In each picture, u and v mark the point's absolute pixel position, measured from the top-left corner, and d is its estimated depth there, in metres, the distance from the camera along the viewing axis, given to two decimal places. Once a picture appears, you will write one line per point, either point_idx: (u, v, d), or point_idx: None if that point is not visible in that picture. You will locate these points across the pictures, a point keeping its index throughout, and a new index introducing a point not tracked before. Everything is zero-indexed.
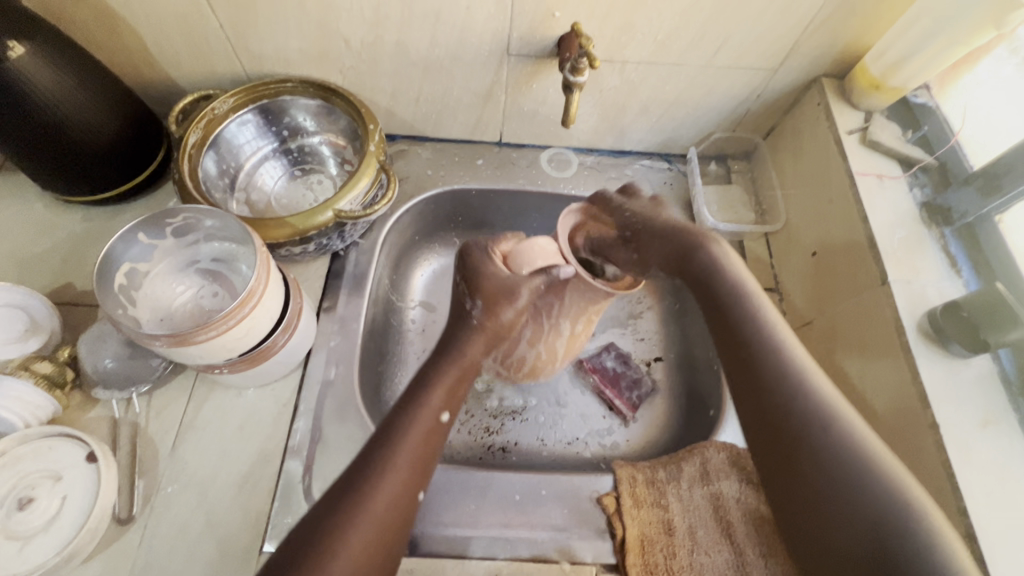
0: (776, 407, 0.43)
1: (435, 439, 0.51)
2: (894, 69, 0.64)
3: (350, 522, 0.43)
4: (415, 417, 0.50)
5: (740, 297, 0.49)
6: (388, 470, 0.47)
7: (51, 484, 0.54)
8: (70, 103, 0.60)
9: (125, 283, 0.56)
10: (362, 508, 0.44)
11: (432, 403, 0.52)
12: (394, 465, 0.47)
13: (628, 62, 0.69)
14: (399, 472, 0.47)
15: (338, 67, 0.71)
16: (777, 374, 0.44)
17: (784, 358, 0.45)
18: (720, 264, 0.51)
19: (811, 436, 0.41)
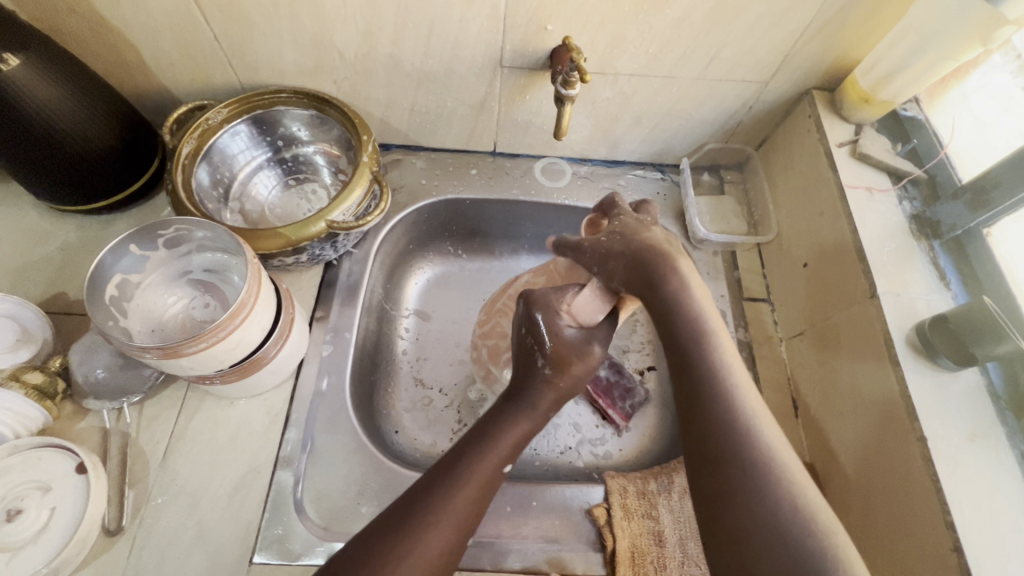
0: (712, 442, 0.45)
1: (491, 489, 0.51)
2: (883, 82, 0.64)
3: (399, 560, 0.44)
4: (477, 466, 0.50)
5: (698, 334, 0.49)
6: (438, 519, 0.47)
7: (40, 495, 0.54)
8: (65, 113, 0.60)
9: (117, 295, 0.56)
10: (406, 556, 0.44)
11: (499, 453, 0.51)
12: (445, 513, 0.47)
13: (620, 73, 0.69)
14: (450, 524, 0.47)
15: (332, 78, 0.72)
16: (723, 418, 0.45)
17: (728, 390, 0.46)
18: (682, 296, 0.50)
19: (740, 469, 0.43)
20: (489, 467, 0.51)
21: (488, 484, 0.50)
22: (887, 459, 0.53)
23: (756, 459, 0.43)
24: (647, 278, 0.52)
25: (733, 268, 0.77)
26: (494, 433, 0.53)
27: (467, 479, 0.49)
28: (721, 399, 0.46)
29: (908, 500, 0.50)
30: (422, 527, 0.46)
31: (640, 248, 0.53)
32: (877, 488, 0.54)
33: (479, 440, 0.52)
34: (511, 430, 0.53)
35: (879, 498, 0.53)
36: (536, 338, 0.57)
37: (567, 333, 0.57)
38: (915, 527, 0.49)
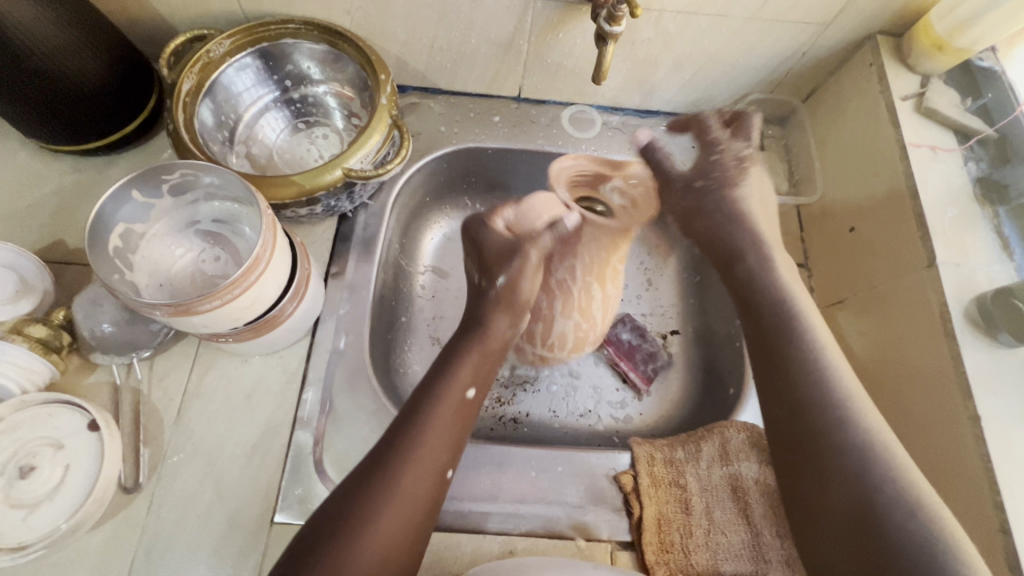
0: (785, 376, 0.51)
1: (464, 415, 0.54)
2: (962, 28, 0.57)
3: (383, 504, 0.45)
4: (443, 396, 0.53)
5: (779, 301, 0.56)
6: (415, 451, 0.49)
7: (52, 452, 0.52)
8: (33, 28, 0.53)
9: (121, 247, 0.52)
10: (388, 493, 0.46)
11: (462, 377, 0.55)
12: (423, 443, 0.49)
13: (666, 10, 0.62)
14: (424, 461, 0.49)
15: (345, 8, 0.64)
16: (818, 393, 0.49)
17: (818, 363, 0.51)
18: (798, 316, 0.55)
19: (828, 434, 0.47)
20: (456, 391, 0.54)
21: (455, 413, 0.53)
22: (933, 434, 0.51)
23: (835, 420, 0.47)
24: (728, 254, 0.63)
25: None
26: (456, 360, 0.57)
27: (435, 409, 0.52)
28: (809, 361, 0.51)
29: (951, 474, 0.49)
30: (381, 503, 0.45)
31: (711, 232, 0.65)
32: (917, 464, 0.52)
33: (442, 373, 0.55)
34: (468, 357, 0.57)
35: (920, 477, 0.52)
36: (478, 249, 0.63)
37: (499, 237, 0.62)
38: (959, 507, 0.48)
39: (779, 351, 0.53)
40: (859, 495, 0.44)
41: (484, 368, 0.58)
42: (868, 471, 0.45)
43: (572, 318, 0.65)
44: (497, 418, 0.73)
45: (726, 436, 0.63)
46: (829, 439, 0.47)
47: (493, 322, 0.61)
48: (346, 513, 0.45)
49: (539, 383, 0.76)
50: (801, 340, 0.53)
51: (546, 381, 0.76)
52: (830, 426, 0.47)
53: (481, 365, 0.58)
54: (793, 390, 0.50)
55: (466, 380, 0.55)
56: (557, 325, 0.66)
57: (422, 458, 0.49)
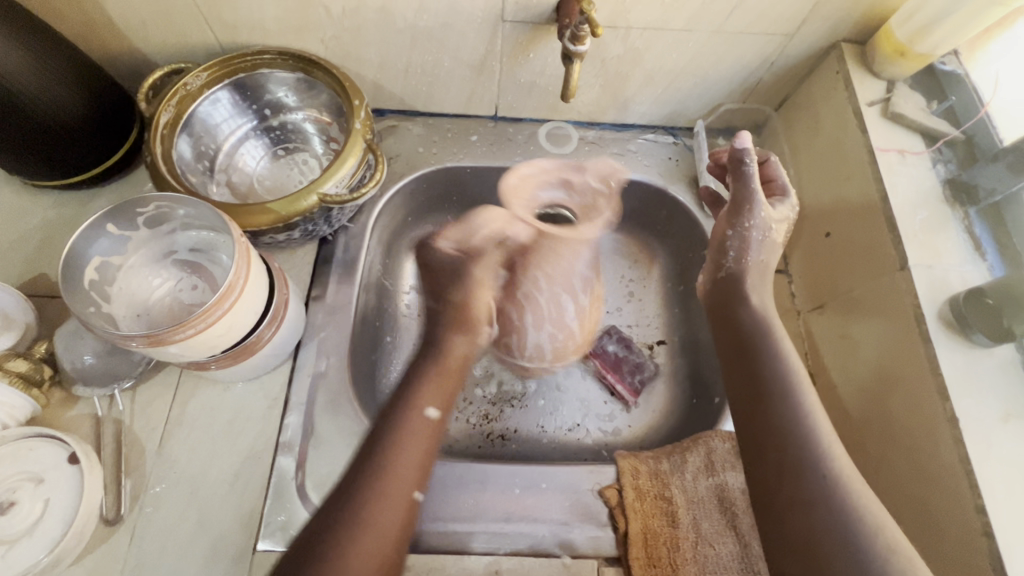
0: (776, 417, 0.51)
1: (429, 438, 0.53)
2: (922, 34, 0.58)
3: (355, 531, 0.45)
4: (405, 420, 0.53)
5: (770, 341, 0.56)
6: (384, 480, 0.49)
7: (33, 487, 0.52)
8: (18, 74, 0.55)
9: (97, 279, 0.53)
10: (363, 518, 0.46)
11: (420, 403, 0.55)
12: (390, 472, 0.49)
13: (633, 27, 0.63)
14: (396, 486, 0.49)
15: (319, 37, 0.66)
16: (786, 414, 0.51)
17: (790, 386, 0.53)
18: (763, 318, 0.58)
19: (796, 457, 0.49)
20: (417, 416, 0.54)
21: (427, 436, 0.53)
22: (913, 439, 0.51)
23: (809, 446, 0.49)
24: (733, 295, 0.61)
25: None
26: (416, 384, 0.57)
27: (397, 437, 0.51)
28: (785, 399, 0.52)
29: (934, 477, 0.49)
30: (351, 523, 0.45)
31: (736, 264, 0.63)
32: (900, 468, 0.52)
33: (400, 400, 0.55)
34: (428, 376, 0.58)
35: (904, 481, 0.51)
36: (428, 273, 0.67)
37: (448, 257, 0.67)
38: (943, 510, 0.48)
39: (770, 400, 0.52)
40: (832, 534, 0.45)
41: (449, 390, 0.58)
42: (835, 503, 0.46)
43: (543, 330, 0.72)
44: (484, 435, 0.73)
45: (712, 446, 0.63)
46: (804, 477, 0.48)
47: (451, 341, 0.62)
48: (323, 532, 0.45)
49: (526, 398, 0.76)
50: (772, 356, 0.55)
51: (533, 396, 0.76)
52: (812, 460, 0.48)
53: (444, 386, 0.58)
54: (776, 433, 0.50)
55: (427, 402, 0.55)
56: (528, 336, 0.72)
57: (393, 486, 0.49)
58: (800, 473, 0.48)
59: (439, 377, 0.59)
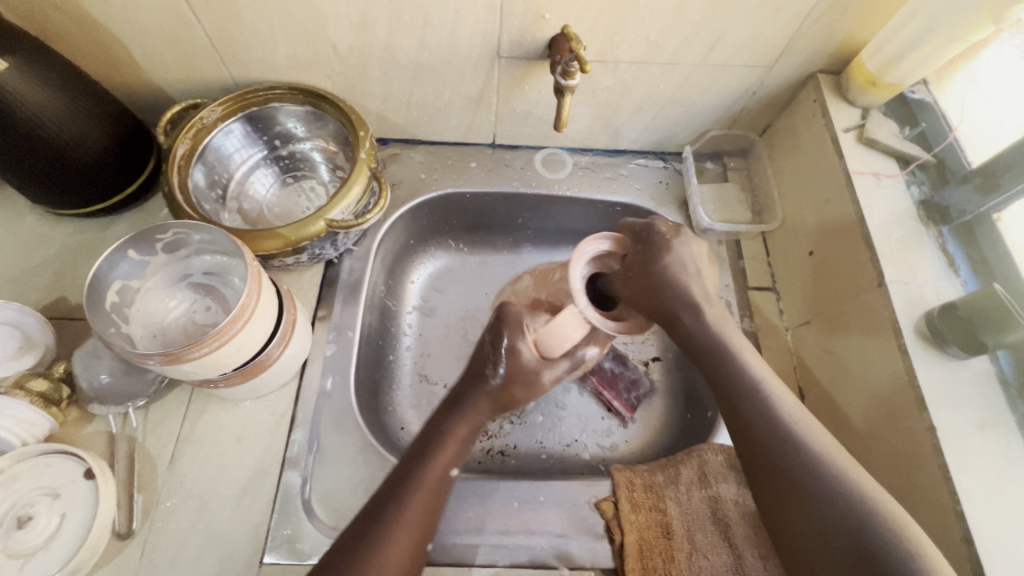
0: (771, 456, 0.50)
1: (443, 493, 0.54)
2: (891, 65, 0.62)
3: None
4: (425, 470, 0.53)
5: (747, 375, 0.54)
6: (396, 529, 0.49)
7: (50, 501, 0.54)
8: (40, 107, 0.58)
9: (117, 301, 0.56)
10: (368, 568, 0.47)
11: (443, 458, 0.54)
12: (403, 520, 0.50)
13: (621, 61, 0.68)
14: (402, 540, 0.49)
15: (327, 73, 0.70)
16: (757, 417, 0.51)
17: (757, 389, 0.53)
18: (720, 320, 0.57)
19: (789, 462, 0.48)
20: (437, 471, 0.53)
21: (437, 489, 0.53)
22: (896, 448, 0.53)
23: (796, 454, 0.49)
24: (669, 310, 0.57)
25: (738, 257, 0.76)
26: (439, 435, 0.55)
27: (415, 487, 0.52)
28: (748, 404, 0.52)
29: (916, 486, 0.51)
30: (356, 575, 0.47)
31: (663, 278, 0.57)
32: (886, 478, 0.54)
33: (421, 449, 0.54)
34: (456, 431, 0.56)
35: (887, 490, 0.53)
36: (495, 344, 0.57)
37: (526, 355, 0.56)
38: (924, 518, 0.50)
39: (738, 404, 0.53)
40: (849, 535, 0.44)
41: (470, 440, 0.57)
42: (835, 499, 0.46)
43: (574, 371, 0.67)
44: (484, 451, 0.75)
45: (704, 458, 0.64)
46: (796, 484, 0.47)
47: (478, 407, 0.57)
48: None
49: (525, 415, 0.78)
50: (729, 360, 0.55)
51: (532, 413, 0.78)
52: (816, 492, 0.46)
53: (467, 438, 0.56)
54: (754, 440, 0.51)
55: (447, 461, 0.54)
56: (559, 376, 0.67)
57: (398, 539, 0.49)
58: (803, 509, 0.47)
59: (467, 431, 0.57)
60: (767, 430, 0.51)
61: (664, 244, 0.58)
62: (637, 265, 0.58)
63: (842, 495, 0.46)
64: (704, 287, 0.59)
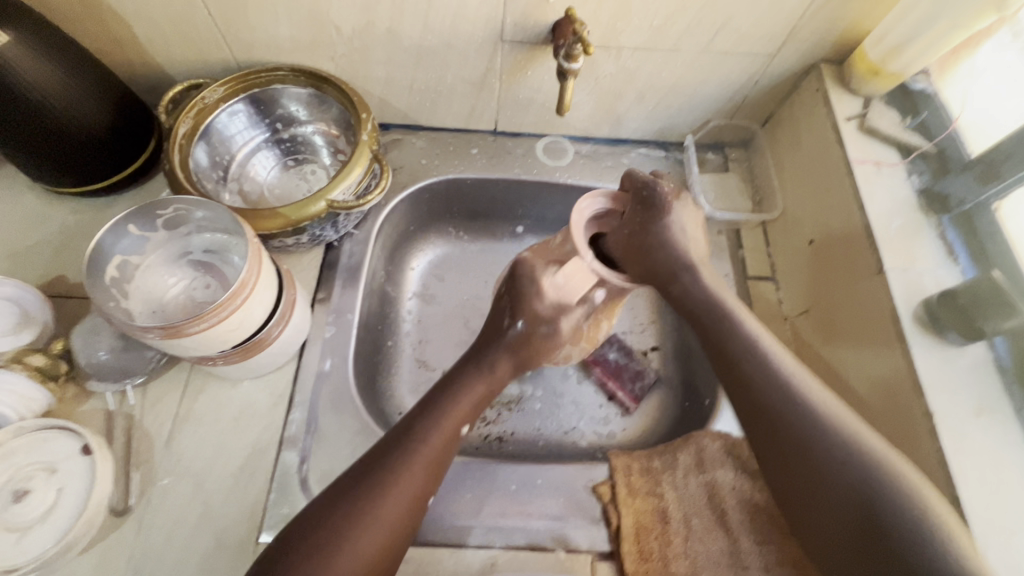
0: (777, 421, 0.49)
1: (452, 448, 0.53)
2: (894, 53, 0.62)
3: (362, 516, 0.46)
4: (440, 421, 0.52)
5: (751, 347, 0.53)
6: (404, 472, 0.49)
7: (47, 476, 0.54)
8: (38, 79, 0.58)
9: (117, 276, 0.56)
10: (374, 506, 0.46)
11: (457, 411, 0.54)
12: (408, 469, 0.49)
13: (624, 47, 0.68)
14: (407, 485, 0.48)
15: (330, 55, 0.70)
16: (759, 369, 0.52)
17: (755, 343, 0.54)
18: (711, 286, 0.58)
19: (787, 414, 0.49)
20: (450, 424, 0.53)
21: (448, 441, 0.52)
22: (893, 434, 0.53)
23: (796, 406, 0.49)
24: (666, 271, 0.59)
25: (738, 246, 0.76)
26: (453, 390, 0.55)
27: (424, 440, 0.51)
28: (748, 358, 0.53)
29: None
30: (366, 510, 0.46)
31: (659, 235, 0.60)
32: None
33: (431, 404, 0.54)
34: (475, 387, 0.56)
35: None
36: (513, 302, 0.59)
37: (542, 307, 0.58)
38: None
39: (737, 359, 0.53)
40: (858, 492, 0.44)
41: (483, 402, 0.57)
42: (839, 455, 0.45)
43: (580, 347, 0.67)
44: (481, 437, 0.75)
45: (702, 445, 0.65)
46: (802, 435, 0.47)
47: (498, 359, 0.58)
48: (335, 508, 0.46)
49: (523, 402, 0.78)
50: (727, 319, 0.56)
51: (530, 400, 0.78)
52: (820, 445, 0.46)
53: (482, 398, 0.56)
54: (754, 391, 0.51)
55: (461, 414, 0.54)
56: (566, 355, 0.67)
57: (401, 482, 0.48)
58: (808, 464, 0.46)
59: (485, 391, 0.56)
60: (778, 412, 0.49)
61: (664, 201, 0.60)
62: (636, 224, 0.61)
63: (848, 453, 0.45)
64: (699, 251, 0.61)
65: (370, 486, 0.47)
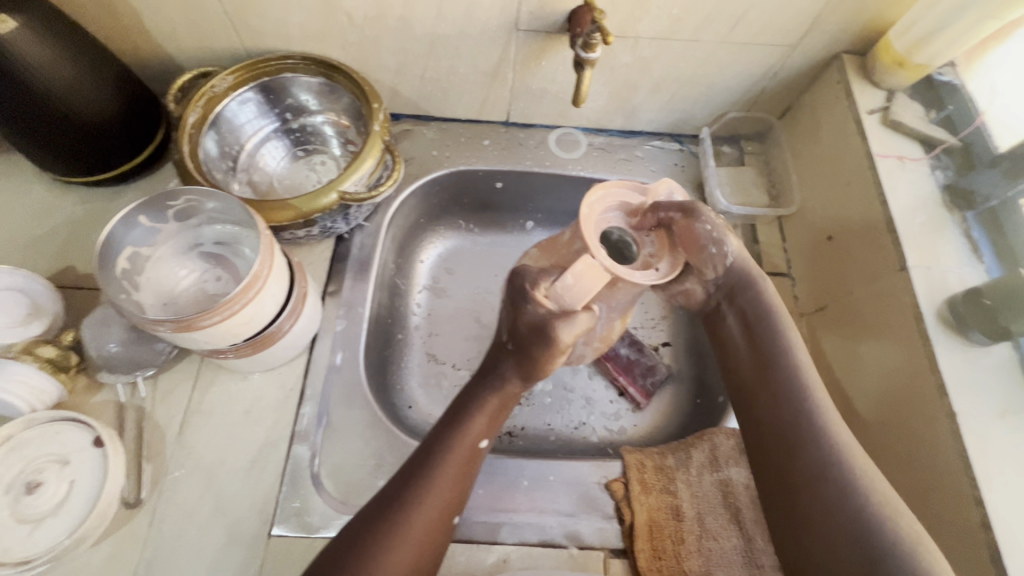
0: (804, 449, 0.49)
1: (472, 466, 0.52)
2: (919, 46, 0.61)
3: (392, 540, 0.46)
4: (458, 441, 0.52)
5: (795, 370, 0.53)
6: (428, 494, 0.49)
7: (59, 468, 0.54)
8: (48, 67, 0.57)
9: (128, 268, 0.55)
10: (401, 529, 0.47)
11: (476, 428, 0.52)
12: (434, 488, 0.49)
13: (641, 37, 0.66)
14: (432, 507, 0.49)
15: (341, 44, 0.69)
16: (795, 395, 0.52)
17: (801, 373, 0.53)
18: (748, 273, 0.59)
19: (809, 445, 0.49)
20: (467, 445, 0.52)
21: (467, 462, 0.52)
22: (913, 433, 0.53)
23: (828, 436, 0.49)
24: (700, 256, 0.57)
25: (753, 241, 0.75)
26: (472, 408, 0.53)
27: (448, 456, 0.51)
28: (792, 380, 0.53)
29: (935, 473, 0.50)
30: (391, 532, 0.47)
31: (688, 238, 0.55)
32: (903, 460, 0.53)
33: (448, 426, 0.52)
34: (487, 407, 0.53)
35: (900, 477, 0.53)
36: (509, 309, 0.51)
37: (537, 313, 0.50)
38: (943, 508, 0.49)
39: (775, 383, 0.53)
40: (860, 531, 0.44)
41: (497, 417, 0.54)
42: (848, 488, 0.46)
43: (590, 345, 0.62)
44: None
45: (716, 442, 0.64)
46: (824, 466, 0.47)
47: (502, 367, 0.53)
48: (368, 529, 0.47)
49: (533, 396, 0.77)
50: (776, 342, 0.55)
51: (540, 394, 0.77)
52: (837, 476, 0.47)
53: (495, 415, 0.54)
54: (783, 417, 0.51)
55: (479, 433, 0.53)
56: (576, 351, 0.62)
57: (427, 504, 0.49)
58: (826, 499, 0.46)
59: (498, 405, 0.54)
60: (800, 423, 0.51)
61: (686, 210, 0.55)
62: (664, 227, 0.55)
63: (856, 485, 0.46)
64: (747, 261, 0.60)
65: (400, 510, 0.48)
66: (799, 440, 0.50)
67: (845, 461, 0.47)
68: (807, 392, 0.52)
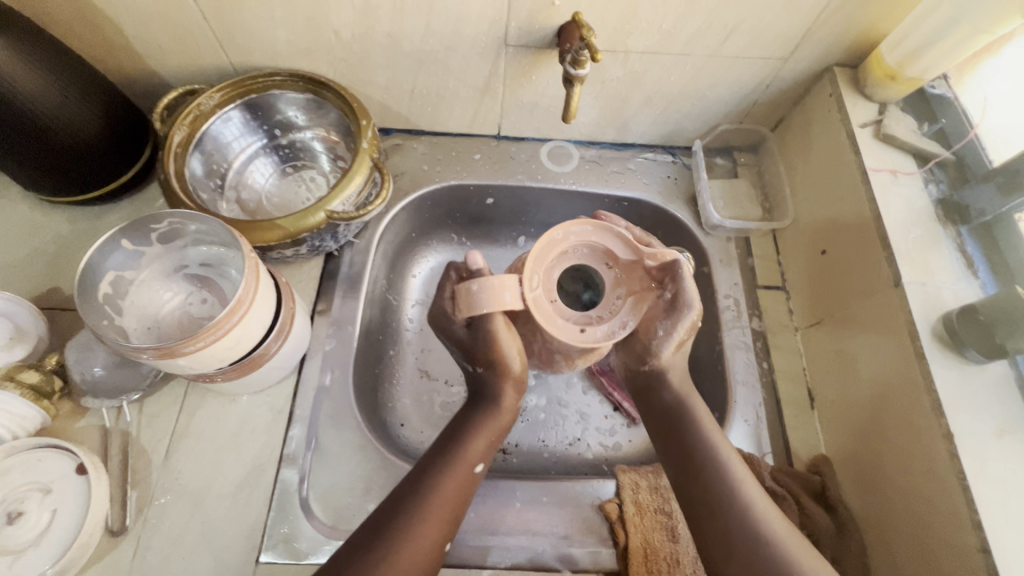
0: (708, 499, 0.52)
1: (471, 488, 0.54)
2: (911, 58, 0.60)
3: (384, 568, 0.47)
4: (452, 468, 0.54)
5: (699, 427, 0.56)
6: (422, 522, 0.50)
7: (41, 497, 0.53)
8: (31, 90, 0.56)
9: (111, 292, 0.54)
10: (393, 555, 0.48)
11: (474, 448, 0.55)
12: (429, 513, 0.51)
13: (631, 51, 0.65)
14: (430, 529, 0.50)
15: (329, 60, 0.68)
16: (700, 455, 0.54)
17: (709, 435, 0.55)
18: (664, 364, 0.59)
19: (718, 506, 0.52)
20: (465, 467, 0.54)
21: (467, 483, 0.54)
22: (910, 453, 0.52)
23: (728, 490, 0.52)
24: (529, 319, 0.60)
25: (747, 255, 0.74)
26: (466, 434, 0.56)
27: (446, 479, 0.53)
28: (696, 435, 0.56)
29: (931, 495, 0.49)
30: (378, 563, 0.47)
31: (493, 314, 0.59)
32: (900, 479, 0.53)
33: (449, 444, 0.55)
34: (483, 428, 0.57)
35: (898, 497, 0.53)
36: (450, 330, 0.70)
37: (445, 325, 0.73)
38: (941, 530, 0.48)
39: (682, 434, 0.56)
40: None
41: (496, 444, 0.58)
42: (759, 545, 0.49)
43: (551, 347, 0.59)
44: None
45: None
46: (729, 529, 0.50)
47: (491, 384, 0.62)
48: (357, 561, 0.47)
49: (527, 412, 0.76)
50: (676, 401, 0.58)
51: (534, 410, 0.76)
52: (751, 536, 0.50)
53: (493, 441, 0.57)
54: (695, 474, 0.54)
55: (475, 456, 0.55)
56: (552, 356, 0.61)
57: (422, 530, 0.50)
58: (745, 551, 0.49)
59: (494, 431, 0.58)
60: (710, 489, 0.53)
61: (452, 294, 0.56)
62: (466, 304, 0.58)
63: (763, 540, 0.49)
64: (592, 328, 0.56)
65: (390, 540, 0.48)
66: (708, 488, 0.53)
67: (742, 511, 0.51)
68: (707, 440, 0.55)
